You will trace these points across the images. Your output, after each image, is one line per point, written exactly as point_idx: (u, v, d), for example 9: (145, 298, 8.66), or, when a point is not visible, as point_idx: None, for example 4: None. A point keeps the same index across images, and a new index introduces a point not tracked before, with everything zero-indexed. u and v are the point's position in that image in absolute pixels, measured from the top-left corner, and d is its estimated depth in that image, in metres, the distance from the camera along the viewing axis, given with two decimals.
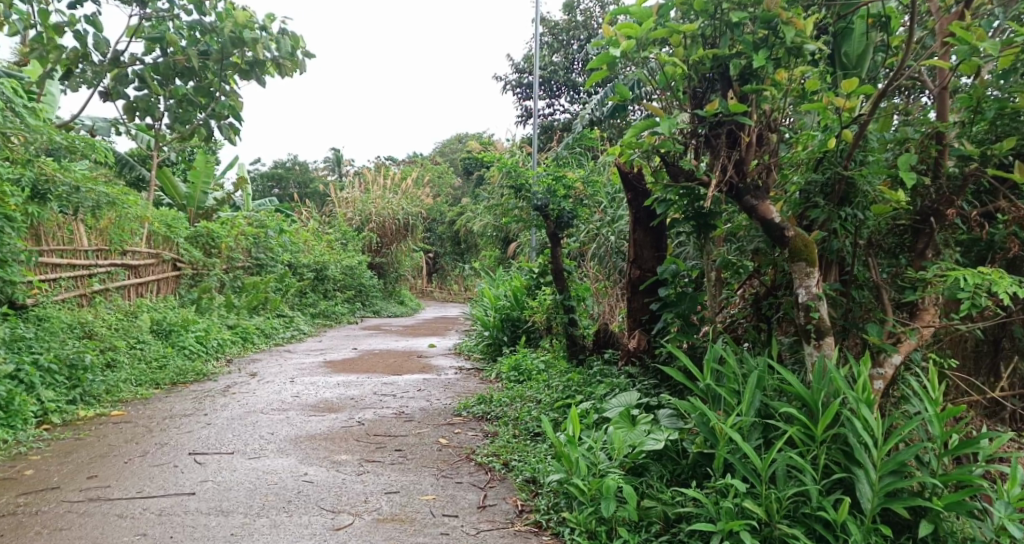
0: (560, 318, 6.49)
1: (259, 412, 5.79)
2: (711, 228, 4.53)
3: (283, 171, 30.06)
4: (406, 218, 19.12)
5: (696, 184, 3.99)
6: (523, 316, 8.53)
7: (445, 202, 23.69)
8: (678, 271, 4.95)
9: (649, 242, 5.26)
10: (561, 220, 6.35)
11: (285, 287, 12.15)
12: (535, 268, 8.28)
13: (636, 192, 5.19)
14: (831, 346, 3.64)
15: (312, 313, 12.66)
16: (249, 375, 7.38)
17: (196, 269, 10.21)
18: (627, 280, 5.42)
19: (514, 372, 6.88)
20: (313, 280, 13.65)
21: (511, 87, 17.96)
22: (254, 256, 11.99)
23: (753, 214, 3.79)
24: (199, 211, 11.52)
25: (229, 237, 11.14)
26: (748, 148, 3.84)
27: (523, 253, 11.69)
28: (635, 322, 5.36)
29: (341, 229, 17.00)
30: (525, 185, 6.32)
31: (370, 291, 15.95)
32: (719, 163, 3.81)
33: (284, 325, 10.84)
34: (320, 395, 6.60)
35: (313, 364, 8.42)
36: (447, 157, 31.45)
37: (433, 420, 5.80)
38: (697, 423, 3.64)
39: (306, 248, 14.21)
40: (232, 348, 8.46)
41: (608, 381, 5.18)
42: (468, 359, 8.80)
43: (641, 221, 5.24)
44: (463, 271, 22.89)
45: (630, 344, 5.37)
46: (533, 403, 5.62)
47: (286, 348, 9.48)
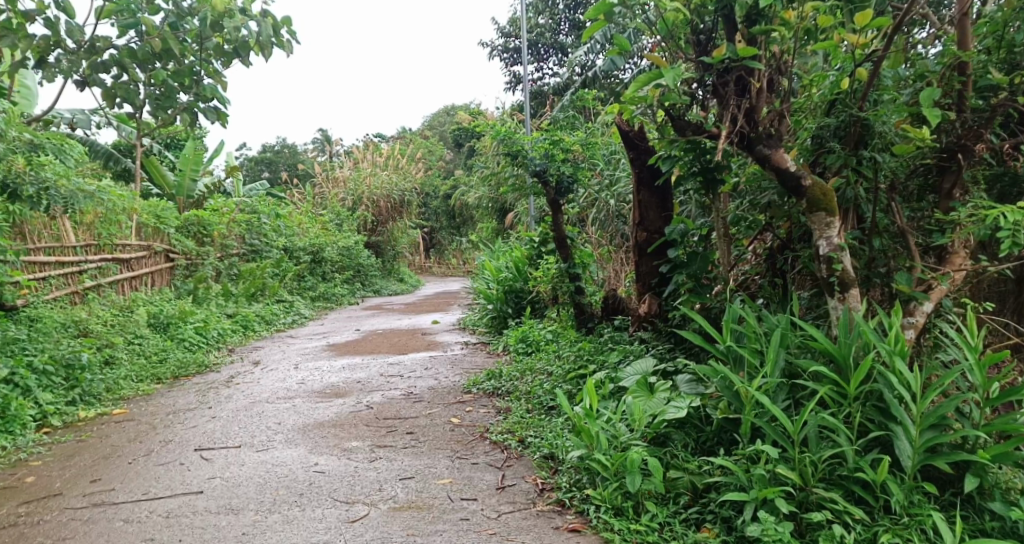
0: (565, 287, 6.32)
1: (264, 402, 5.63)
2: (719, 183, 4.35)
3: (272, 154, 29.68)
4: (400, 195, 18.89)
5: (705, 136, 3.78)
6: (527, 287, 8.36)
7: (438, 176, 23.40)
8: (687, 230, 4.76)
9: (655, 203, 5.05)
10: (561, 185, 6.13)
11: (283, 272, 11.96)
12: (536, 237, 8.09)
13: (638, 151, 4.98)
14: (857, 298, 3.47)
15: (311, 296, 12.48)
16: (251, 364, 7.22)
17: (190, 259, 10.01)
18: (634, 244, 5.23)
19: (522, 344, 6.73)
20: (310, 263, 13.45)
21: (498, 53, 17.58)
22: (248, 242, 11.77)
23: (767, 164, 3.59)
24: (189, 200, 11.27)
25: (221, 225, 10.91)
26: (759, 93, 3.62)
27: (521, 222, 11.48)
28: (645, 286, 5.18)
29: (334, 210, 16.75)
30: (520, 151, 6.00)
31: (369, 271, 15.75)
32: (729, 113, 3.60)
33: (284, 311, 10.68)
34: (326, 381, 6.45)
35: (316, 349, 8.27)
36: (437, 130, 31.04)
37: (443, 399, 5.65)
38: (721, 387, 3.48)
39: (301, 230, 13.99)
40: (233, 337, 8.29)
41: (620, 348, 5.02)
42: (473, 333, 8.65)
43: (645, 181, 5.03)
44: (461, 245, 22.72)
45: (641, 309, 5.20)
46: (544, 376, 5.46)
47: (287, 334, 9.32)
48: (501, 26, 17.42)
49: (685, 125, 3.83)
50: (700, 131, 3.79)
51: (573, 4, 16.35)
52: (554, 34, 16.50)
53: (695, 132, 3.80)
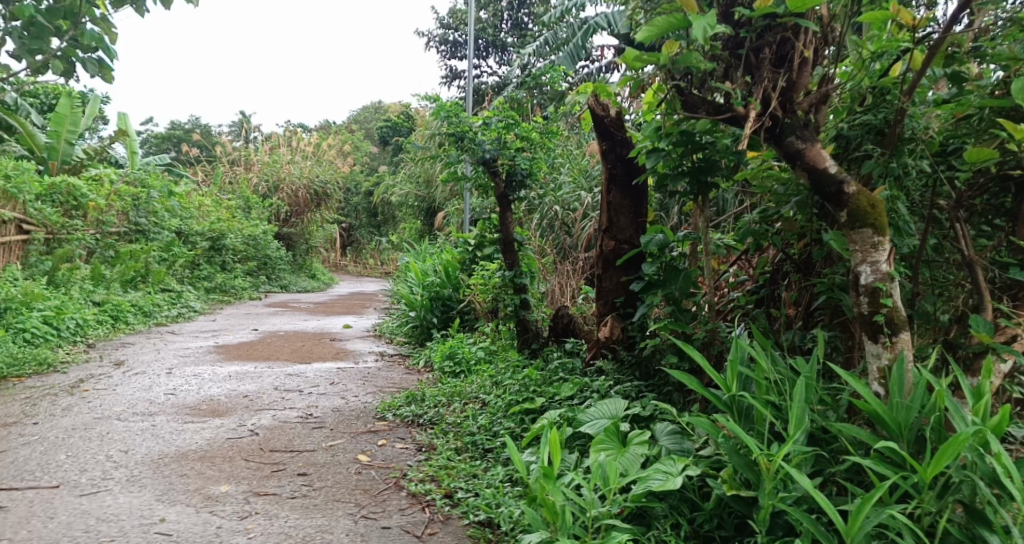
0: (508, 300, 5.26)
1: (113, 420, 4.53)
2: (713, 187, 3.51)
3: (182, 132, 27.62)
4: (319, 186, 17.56)
5: (723, 118, 2.91)
6: (456, 295, 7.39)
7: (360, 169, 22.12)
8: (668, 242, 3.80)
9: (628, 206, 4.15)
10: (514, 178, 5.17)
11: (172, 258, 10.57)
12: (471, 240, 7.13)
13: (613, 142, 4.10)
14: (907, 343, 2.59)
15: (205, 288, 11.13)
16: (112, 366, 6.07)
17: (51, 233, 8.54)
18: (597, 253, 4.32)
19: (448, 362, 5.79)
20: (208, 251, 12.04)
21: (435, 43, 16.52)
22: (133, 220, 10.34)
23: (798, 161, 2.74)
24: (63, 165, 10.44)
25: (97, 196, 9.43)
26: (801, 68, 2.81)
27: (452, 223, 10.48)
28: (608, 305, 4.27)
29: (243, 194, 15.27)
30: (467, 132, 4.99)
31: (276, 264, 14.39)
32: (761, 89, 2.77)
33: (168, 302, 9.36)
34: (203, 393, 5.30)
35: (199, 351, 7.02)
36: (363, 125, 29.60)
37: (349, 427, 4.60)
38: (727, 451, 2.58)
39: (200, 213, 12.54)
40: (96, 331, 7.09)
41: (575, 379, 4.09)
42: (390, 343, 7.60)
43: (618, 179, 4.13)
44: (379, 244, 21.45)
45: (600, 333, 4.28)
46: (477, 407, 4.49)
47: (169, 331, 8.06)
48: (441, 15, 16.39)
49: (695, 100, 2.94)
50: (715, 112, 2.93)
51: (519, 1, 15.48)
52: (496, 31, 15.54)
53: (708, 112, 2.93)
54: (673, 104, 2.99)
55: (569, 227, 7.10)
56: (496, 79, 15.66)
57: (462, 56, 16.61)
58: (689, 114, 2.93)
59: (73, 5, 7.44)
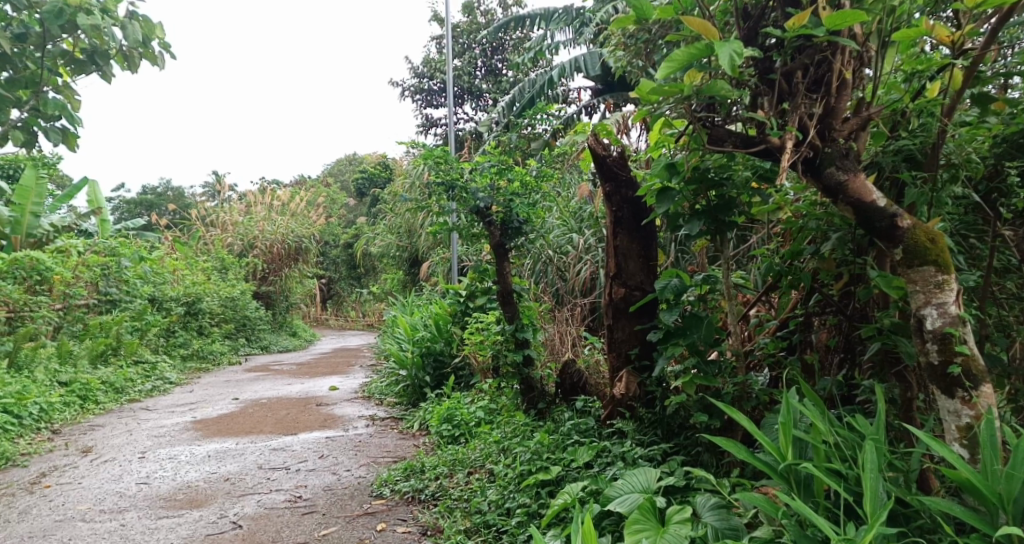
0: (510, 357, 4.86)
1: (78, 520, 4.19)
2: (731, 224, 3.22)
3: (155, 196, 27.21)
4: (296, 241, 17.16)
5: (752, 149, 2.63)
6: (449, 351, 7.02)
7: (338, 222, 21.80)
8: (684, 287, 3.43)
9: (636, 250, 3.83)
10: (509, 226, 4.85)
11: (145, 327, 10.12)
12: (462, 291, 6.79)
13: (617, 183, 3.79)
14: (990, 398, 2.25)
15: (182, 355, 10.65)
16: (81, 453, 5.65)
17: (13, 311, 8.08)
18: (606, 303, 3.97)
19: (447, 426, 5.39)
20: (185, 316, 11.60)
21: (410, 93, 16.39)
22: (104, 290, 9.93)
23: (840, 195, 2.44)
24: (28, 239, 10.06)
25: (64, 268, 9.01)
26: (840, 89, 2.51)
27: (439, 273, 10.14)
28: (621, 358, 3.90)
29: (220, 255, 14.87)
30: (458, 181, 4.69)
31: (256, 324, 13.93)
32: (798, 115, 2.50)
33: (143, 375, 8.91)
34: (181, 479, 4.88)
35: (176, 428, 6.56)
36: (339, 178, 29.38)
37: (343, 509, 4.17)
38: (795, 534, 2.19)
39: (175, 278, 12.12)
40: (63, 414, 6.69)
41: (592, 443, 3.70)
42: (381, 405, 7.17)
43: (625, 221, 3.82)
44: (362, 296, 21.00)
45: (614, 389, 3.90)
46: (484, 479, 4.08)
47: (143, 407, 7.61)
48: (414, 65, 16.30)
49: (720, 133, 2.68)
50: (744, 146, 2.68)
51: (492, 48, 15.43)
52: (471, 77, 15.40)
53: (735, 145, 2.67)
54: (696, 139, 2.73)
55: (565, 272, 6.89)
56: (474, 126, 15.51)
57: (438, 104, 16.46)
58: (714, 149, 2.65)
59: (35, 73, 7.22)
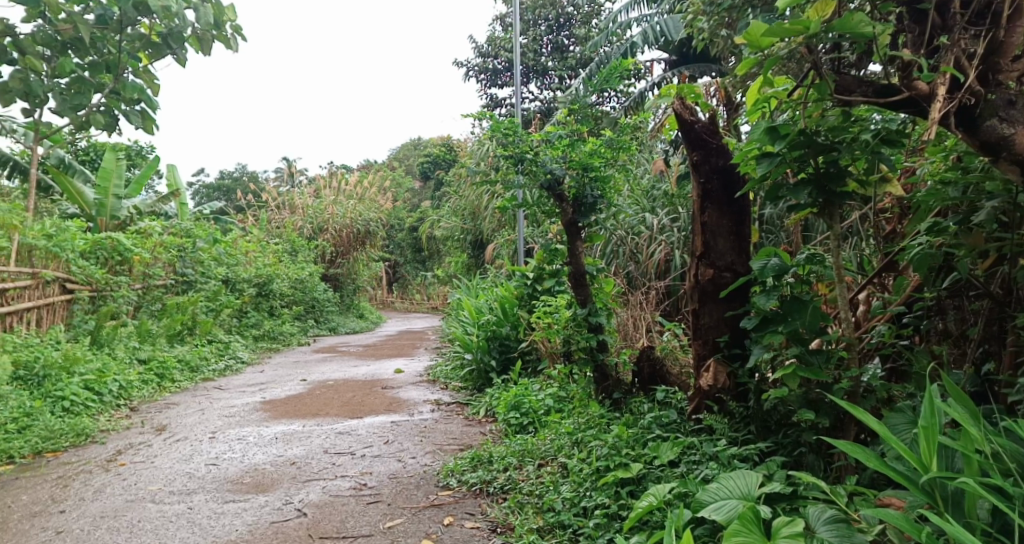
0: (583, 342, 4.46)
1: (147, 499, 4.09)
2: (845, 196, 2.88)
3: (230, 181, 27.88)
4: (364, 224, 17.22)
5: (894, 96, 2.45)
6: (516, 334, 6.78)
7: (402, 205, 21.83)
8: (783, 266, 3.08)
9: (727, 226, 3.49)
10: (583, 202, 4.55)
11: (219, 308, 10.24)
12: (530, 273, 6.54)
13: (707, 152, 3.45)
14: None
15: (253, 336, 10.76)
16: (155, 431, 5.64)
17: (95, 290, 8.22)
18: (691, 284, 3.65)
19: (514, 414, 5.17)
20: (256, 297, 11.73)
21: (474, 73, 16.16)
22: (180, 270, 10.09)
23: (1003, 151, 2.26)
24: (112, 221, 10.44)
25: (142, 248, 9.14)
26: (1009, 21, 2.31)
27: (504, 255, 9.92)
28: (709, 346, 3.57)
29: (289, 237, 15.02)
30: (528, 153, 4.41)
31: (324, 306, 14.04)
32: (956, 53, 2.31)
33: (216, 354, 9.00)
34: (248, 462, 4.80)
35: (245, 408, 6.54)
36: (404, 163, 29.47)
37: (409, 500, 3.97)
38: None
39: (247, 259, 12.27)
40: (140, 392, 6.75)
41: (676, 439, 3.39)
42: (447, 389, 7.01)
43: (715, 195, 3.47)
44: (426, 279, 21.00)
45: (701, 380, 3.58)
46: (559, 472, 3.82)
47: (215, 386, 7.65)
48: (479, 44, 16.06)
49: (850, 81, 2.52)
50: (876, 96, 2.51)
51: (558, 24, 15.06)
52: (537, 56, 15.04)
53: (867, 95, 2.51)
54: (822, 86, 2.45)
55: (638, 253, 6.55)
56: (539, 105, 15.19)
57: (502, 84, 16.17)
58: (844, 98, 2.48)
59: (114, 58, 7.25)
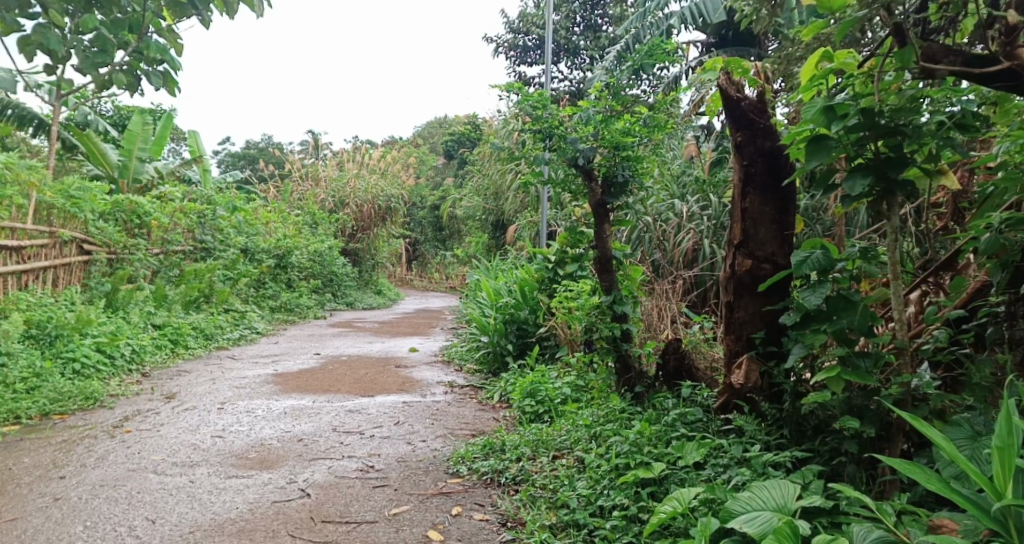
0: (606, 331, 4.21)
1: (149, 469, 3.96)
2: (904, 187, 2.67)
3: (256, 152, 27.83)
4: (386, 200, 17.06)
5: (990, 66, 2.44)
6: (536, 318, 6.59)
7: (425, 183, 21.64)
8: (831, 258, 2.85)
9: (769, 214, 3.26)
10: (614, 184, 4.32)
11: (236, 277, 10.14)
12: (553, 256, 6.33)
13: (753, 132, 3.22)
14: None
15: (270, 307, 10.66)
16: (163, 398, 5.53)
17: (112, 253, 8.11)
18: (727, 275, 3.42)
19: (530, 401, 4.99)
20: (274, 268, 11.63)
21: (504, 50, 15.86)
22: (199, 237, 9.98)
23: None
24: (134, 184, 10.35)
25: (161, 213, 9.04)
26: None
27: (526, 237, 9.71)
28: (742, 341, 3.35)
29: (310, 210, 14.89)
30: (557, 128, 4.19)
31: (343, 280, 13.93)
32: None
33: (231, 323, 8.90)
34: (255, 435, 4.66)
35: (256, 380, 6.42)
36: (428, 140, 29.22)
37: (416, 485, 3.81)
38: None
39: (266, 229, 12.16)
40: (152, 357, 6.65)
41: (702, 439, 3.19)
42: (461, 371, 6.85)
43: (758, 180, 3.24)
44: (445, 258, 20.84)
45: (732, 378, 3.36)
46: (576, 465, 3.63)
47: (228, 355, 7.55)
48: (510, 20, 15.73)
49: (938, 48, 2.50)
50: (964, 66, 2.50)
51: (592, 2, 14.71)
52: (568, 34, 14.70)
53: (955, 65, 2.50)
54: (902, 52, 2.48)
55: (665, 241, 6.32)
56: (568, 86, 14.88)
57: (532, 63, 15.87)
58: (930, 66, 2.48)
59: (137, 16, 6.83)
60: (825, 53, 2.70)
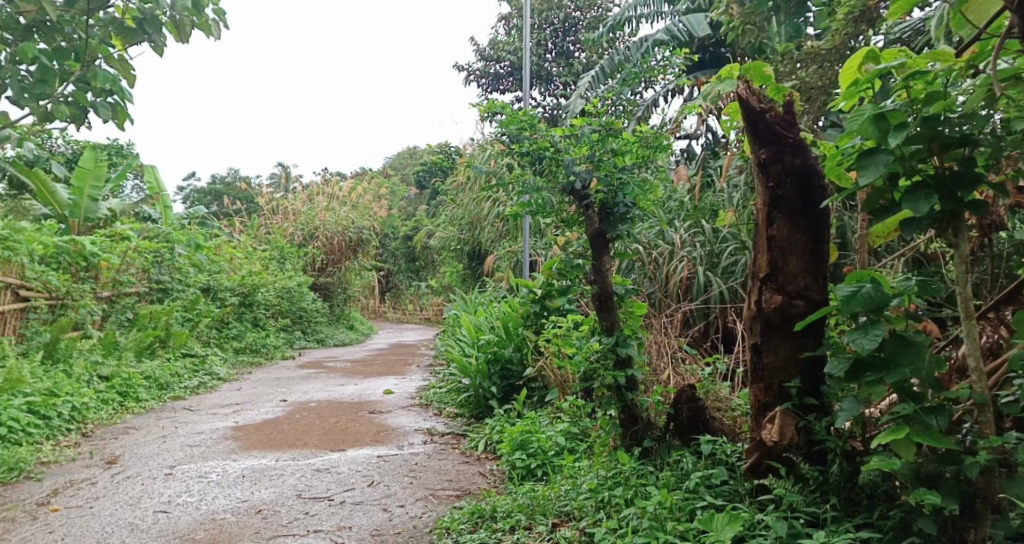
0: (609, 377, 3.71)
1: None
2: (974, 208, 2.20)
3: (222, 186, 27.13)
4: (357, 232, 16.47)
5: None
6: (521, 356, 6.07)
7: (397, 213, 21.11)
8: (883, 293, 2.37)
9: (800, 241, 2.79)
10: (611, 210, 3.84)
11: (196, 318, 9.47)
12: (538, 289, 5.83)
13: (779, 148, 2.77)
14: None
15: (233, 349, 9.99)
16: (104, 464, 4.89)
17: (55, 299, 7.42)
18: (750, 314, 2.94)
19: (520, 453, 4.45)
20: (238, 307, 10.97)
21: (475, 78, 15.48)
22: (155, 278, 9.31)
23: None
24: (87, 223, 9.68)
25: (111, 253, 8.37)
26: None
27: (505, 268, 9.21)
28: (773, 391, 2.87)
29: (278, 244, 14.26)
30: (547, 150, 3.73)
31: (313, 317, 13.29)
32: None
33: (190, 369, 8.24)
34: (206, 508, 4.05)
35: (215, 436, 5.79)
36: (400, 171, 28.74)
37: None
38: None
39: (231, 266, 11.53)
40: (97, 414, 5.98)
41: (735, 512, 2.69)
42: (441, 416, 6.28)
43: (787, 203, 2.78)
44: (419, 290, 20.27)
45: (763, 434, 2.87)
46: (583, 540, 3.11)
47: (185, 406, 6.90)
48: (480, 48, 15.38)
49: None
50: None
51: (564, 28, 14.44)
52: (540, 60, 14.36)
53: None
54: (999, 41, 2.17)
55: (659, 270, 5.87)
56: (542, 112, 14.52)
57: (504, 90, 15.51)
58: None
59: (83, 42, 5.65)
60: (871, 50, 2.24)
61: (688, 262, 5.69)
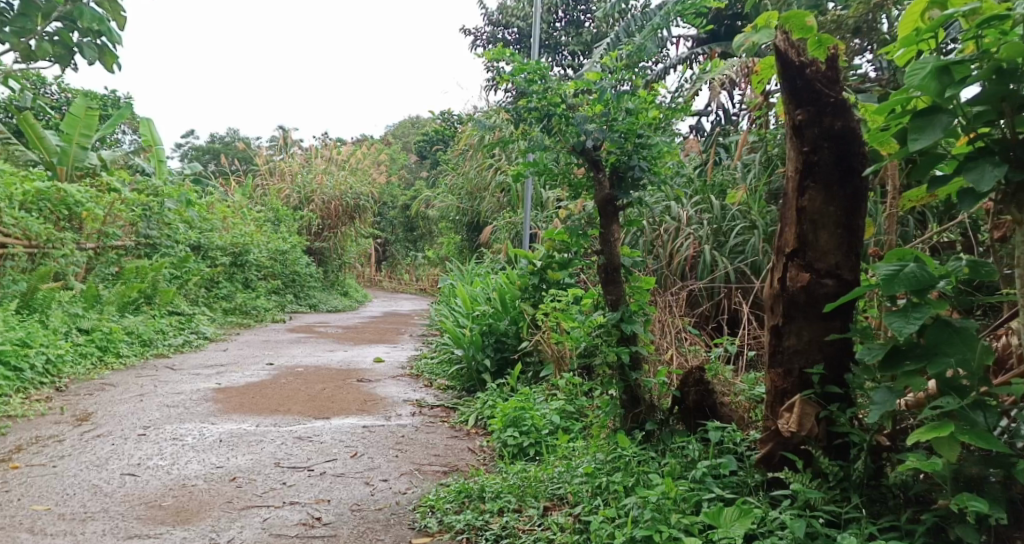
0: (611, 354, 3.47)
1: (28, 524, 3.10)
2: None
3: (220, 146, 26.69)
4: (354, 198, 16.15)
5: None
6: (517, 329, 5.83)
7: (396, 180, 20.76)
8: (930, 274, 2.11)
9: (834, 213, 2.52)
10: (622, 175, 3.57)
11: (185, 276, 9.20)
12: (538, 260, 5.57)
13: (818, 108, 2.50)
14: None
15: (222, 310, 9.74)
16: (75, 420, 4.65)
17: (35, 247, 7.14)
18: (773, 291, 2.68)
19: (512, 430, 4.22)
20: (229, 267, 10.70)
21: (482, 43, 15.09)
22: (142, 232, 9.03)
23: None
24: (75, 171, 9.36)
25: (97, 203, 8.08)
26: None
27: (504, 239, 8.94)
28: (794, 377, 2.62)
29: (273, 206, 13.96)
30: (557, 106, 3.44)
31: (306, 281, 13.02)
32: None
33: (175, 327, 7.99)
34: (177, 472, 3.81)
35: (195, 397, 5.56)
36: (401, 139, 28.32)
37: None
38: None
39: (223, 225, 11.24)
40: (72, 369, 5.73)
41: (747, 507, 2.46)
42: (431, 387, 6.06)
43: (823, 170, 2.51)
44: (416, 260, 19.99)
45: (780, 424, 2.63)
46: (578, 528, 2.88)
47: (166, 365, 6.66)
48: (489, 13, 14.96)
49: None
50: None
51: None
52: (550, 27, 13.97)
53: None
54: None
55: (665, 246, 5.61)
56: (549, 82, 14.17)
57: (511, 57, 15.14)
58: None
59: None
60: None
61: (696, 240, 5.43)
